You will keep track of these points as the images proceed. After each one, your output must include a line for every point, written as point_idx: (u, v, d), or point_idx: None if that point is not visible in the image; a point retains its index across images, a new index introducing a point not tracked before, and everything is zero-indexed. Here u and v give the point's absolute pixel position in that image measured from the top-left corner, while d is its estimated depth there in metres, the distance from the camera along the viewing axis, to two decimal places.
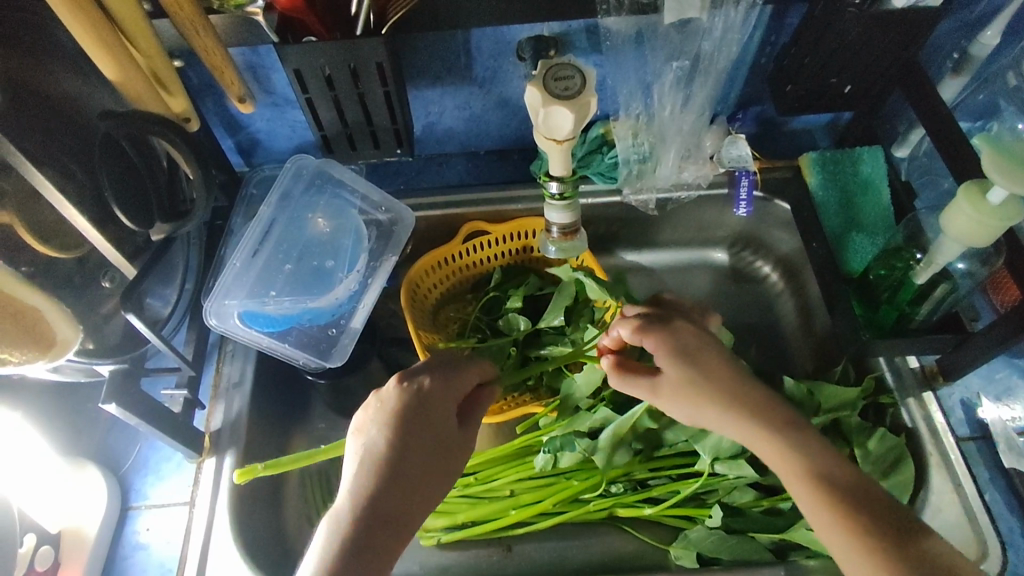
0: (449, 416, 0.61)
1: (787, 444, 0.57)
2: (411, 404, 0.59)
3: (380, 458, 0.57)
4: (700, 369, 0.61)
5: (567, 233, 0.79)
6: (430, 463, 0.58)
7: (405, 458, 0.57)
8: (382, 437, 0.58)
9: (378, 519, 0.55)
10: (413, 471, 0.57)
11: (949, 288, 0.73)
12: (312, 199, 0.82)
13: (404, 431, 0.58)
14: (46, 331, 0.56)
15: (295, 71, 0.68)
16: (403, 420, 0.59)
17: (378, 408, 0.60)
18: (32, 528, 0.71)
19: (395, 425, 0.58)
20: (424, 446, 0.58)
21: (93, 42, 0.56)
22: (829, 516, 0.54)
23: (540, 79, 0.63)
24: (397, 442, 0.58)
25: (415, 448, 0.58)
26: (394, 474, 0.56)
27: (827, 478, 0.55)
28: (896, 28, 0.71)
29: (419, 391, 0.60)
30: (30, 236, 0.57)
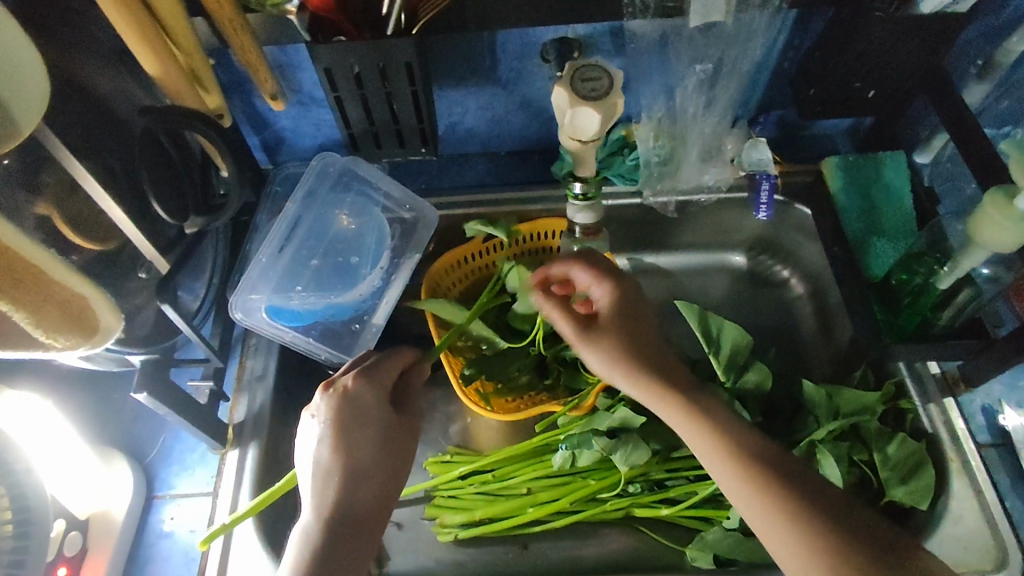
0: (387, 414, 0.65)
1: (721, 438, 0.62)
2: (344, 412, 0.63)
3: (334, 466, 0.61)
4: (628, 326, 0.70)
5: (589, 233, 0.80)
6: (377, 459, 0.62)
7: (355, 464, 0.61)
8: (327, 446, 0.62)
9: (344, 521, 0.59)
10: (364, 471, 0.61)
11: (972, 292, 0.74)
12: (338, 196, 0.83)
13: (345, 437, 0.62)
14: (91, 320, 0.57)
15: (325, 70, 0.69)
16: (341, 425, 0.62)
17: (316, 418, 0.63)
18: (61, 514, 0.72)
19: (336, 432, 0.62)
20: (370, 448, 0.62)
21: (135, 38, 0.57)
22: (762, 505, 0.58)
23: (567, 81, 0.64)
24: (343, 447, 0.62)
25: (363, 452, 0.62)
26: (346, 478, 0.61)
27: (760, 469, 0.59)
28: (924, 34, 0.71)
29: (350, 398, 0.64)
30: (70, 228, 0.58)
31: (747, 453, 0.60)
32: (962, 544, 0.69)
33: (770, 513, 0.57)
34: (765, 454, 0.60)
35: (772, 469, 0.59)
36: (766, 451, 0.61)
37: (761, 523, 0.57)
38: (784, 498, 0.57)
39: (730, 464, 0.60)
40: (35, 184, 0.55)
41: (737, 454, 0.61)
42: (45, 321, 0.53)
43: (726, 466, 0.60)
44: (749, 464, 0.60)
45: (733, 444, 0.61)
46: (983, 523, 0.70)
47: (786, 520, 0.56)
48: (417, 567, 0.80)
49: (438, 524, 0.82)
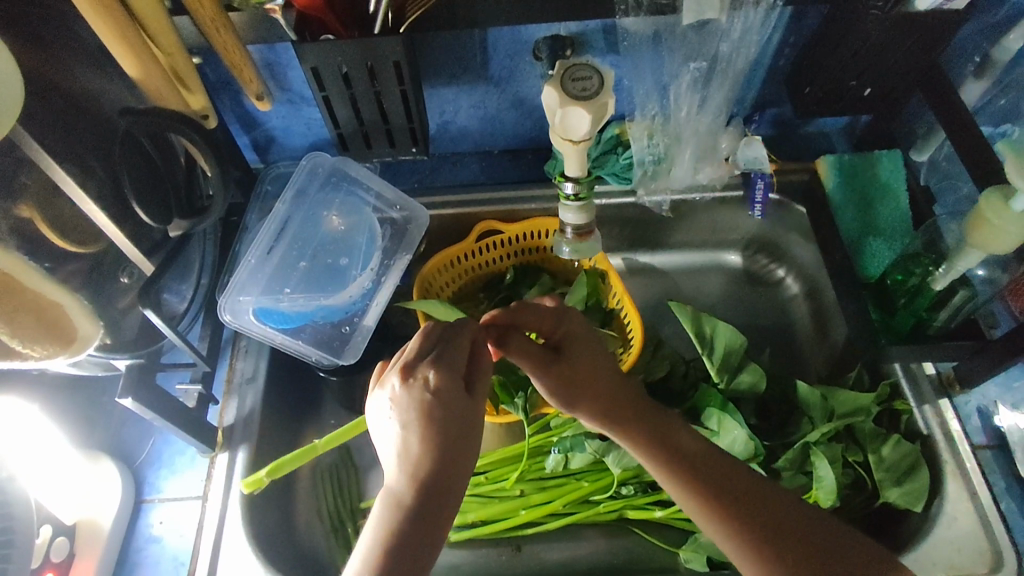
0: (474, 407, 0.52)
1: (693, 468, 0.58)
2: (438, 397, 0.51)
3: (423, 456, 0.50)
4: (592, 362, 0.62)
5: (580, 234, 0.79)
6: (467, 456, 0.51)
7: (450, 455, 0.50)
8: (416, 435, 0.50)
9: (430, 512, 0.49)
10: (458, 466, 0.50)
11: (968, 295, 0.72)
12: (328, 196, 0.82)
13: (442, 427, 0.50)
14: (70, 328, 0.56)
15: (312, 69, 0.68)
16: (437, 416, 0.51)
17: (412, 393, 0.51)
18: (48, 520, 0.71)
19: (431, 422, 0.50)
20: (462, 434, 0.51)
21: (115, 39, 0.56)
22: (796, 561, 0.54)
23: (557, 80, 0.63)
24: (438, 440, 0.50)
25: (457, 439, 0.51)
26: (442, 471, 0.49)
27: (747, 501, 0.56)
28: (918, 31, 0.70)
29: (443, 386, 0.52)
30: (51, 231, 0.58)
31: (733, 485, 0.57)
32: (956, 548, 0.68)
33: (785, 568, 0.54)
34: (750, 485, 0.58)
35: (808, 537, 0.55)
36: (749, 482, 0.58)
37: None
38: (775, 536, 0.55)
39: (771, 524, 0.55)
40: (14, 187, 0.54)
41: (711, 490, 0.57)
42: (20, 330, 0.52)
43: (727, 522, 0.56)
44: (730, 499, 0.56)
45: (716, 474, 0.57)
46: (978, 525, 0.69)
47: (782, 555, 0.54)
48: None
49: None
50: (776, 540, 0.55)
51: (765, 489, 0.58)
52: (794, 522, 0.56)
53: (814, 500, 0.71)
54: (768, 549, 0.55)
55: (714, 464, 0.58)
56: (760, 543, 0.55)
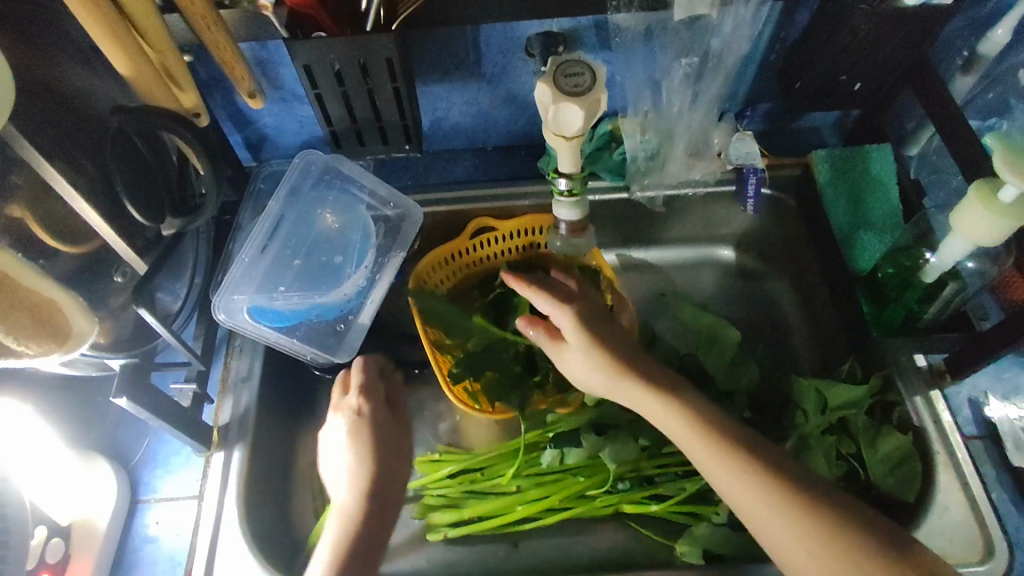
0: (389, 418, 0.78)
1: (680, 419, 0.63)
2: (363, 417, 0.76)
3: (360, 461, 0.73)
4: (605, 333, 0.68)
5: (575, 230, 0.80)
6: (393, 452, 0.75)
7: (383, 452, 0.75)
8: (350, 446, 0.74)
9: (371, 511, 0.69)
10: (387, 463, 0.74)
11: (958, 287, 0.73)
12: (321, 194, 0.82)
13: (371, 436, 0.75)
14: (64, 324, 0.56)
15: (304, 67, 0.68)
16: (364, 430, 0.75)
17: (347, 415, 0.76)
18: (42, 520, 0.72)
19: (361, 435, 0.75)
20: (387, 437, 0.76)
21: (106, 38, 0.56)
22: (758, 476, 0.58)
23: (549, 77, 0.63)
24: (368, 444, 0.74)
25: (385, 442, 0.75)
26: (372, 473, 0.72)
27: (723, 448, 0.60)
28: (907, 26, 0.71)
29: (365, 409, 0.77)
30: (43, 231, 0.57)
31: (714, 433, 0.61)
32: (948, 538, 0.69)
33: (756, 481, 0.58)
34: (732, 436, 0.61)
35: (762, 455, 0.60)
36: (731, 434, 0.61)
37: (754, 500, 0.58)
38: (737, 456, 0.60)
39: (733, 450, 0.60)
40: None
41: (695, 440, 0.62)
42: (15, 328, 0.52)
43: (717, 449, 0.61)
44: (712, 446, 0.61)
45: (700, 425, 0.62)
46: (970, 515, 0.70)
47: (756, 495, 0.58)
48: (406, 566, 0.80)
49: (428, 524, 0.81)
50: (749, 480, 0.58)
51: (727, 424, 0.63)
52: (770, 466, 0.59)
53: None
54: (742, 468, 0.59)
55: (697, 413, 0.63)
56: (731, 461, 0.60)
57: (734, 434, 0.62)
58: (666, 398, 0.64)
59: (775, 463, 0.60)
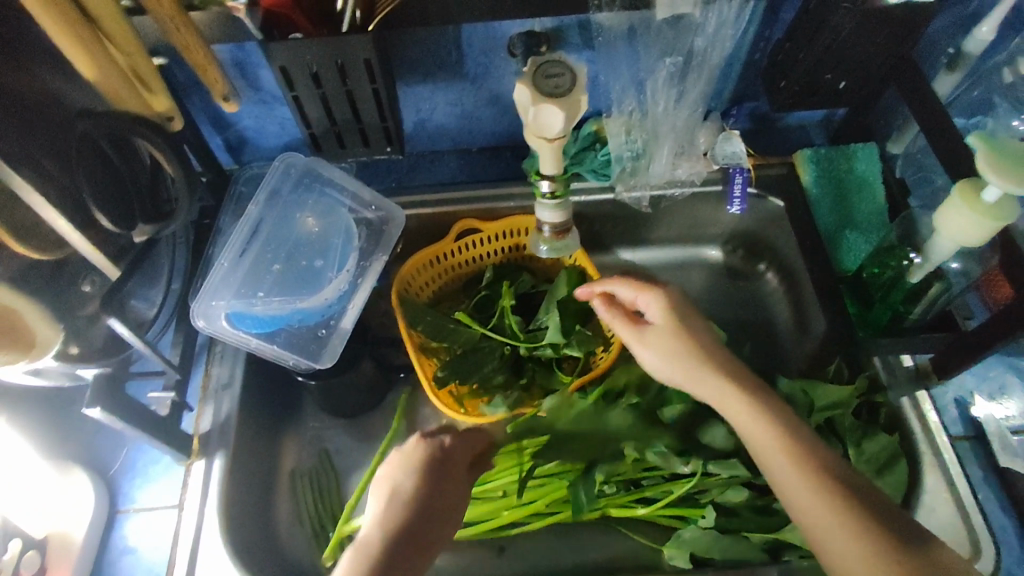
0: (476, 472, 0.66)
1: (748, 410, 0.62)
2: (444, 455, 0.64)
3: (411, 497, 0.61)
4: (691, 321, 0.69)
5: (557, 232, 0.78)
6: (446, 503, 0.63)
7: (434, 496, 0.62)
8: (410, 480, 0.62)
9: (399, 557, 0.57)
10: (436, 509, 0.61)
11: (942, 287, 0.73)
12: (302, 197, 0.81)
13: (431, 477, 0.62)
14: (25, 331, 0.58)
15: (281, 69, 0.66)
16: (426, 468, 0.63)
17: (419, 447, 0.64)
18: (16, 534, 0.72)
19: (423, 474, 0.62)
20: (443, 503, 0.62)
21: (71, 42, 0.55)
22: (822, 492, 0.56)
23: (529, 77, 0.62)
24: (422, 483, 0.62)
25: (442, 504, 0.62)
26: (413, 520, 0.60)
27: (785, 446, 0.59)
28: (889, 24, 0.70)
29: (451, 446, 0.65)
30: (11, 239, 0.56)
31: (778, 431, 0.60)
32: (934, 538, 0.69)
33: (827, 495, 0.56)
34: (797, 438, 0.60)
35: (835, 475, 0.57)
36: (795, 435, 0.60)
37: (813, 515, 0.56)
38: (812, 469, 0.57)
39: (798, 463, 0.58)
40: None
41: (759, 432, 0.61)
42: None
43: (790, 458, 0.58)
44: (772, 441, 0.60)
45: (767, 421, 0.61)
46: (956, 515, 0.70)
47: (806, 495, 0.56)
48: None
49: None
50: (815, 491, 0.56)
51: (800, 432, 0.60)
52: (844, 486, 0.56)
53: None
54: (816, 481, 0.57)
55: (771, 412, 0.62)
56: (805, 470, 0.57)
57: (797, 437, 0.60)
58: (738, 388, 0.64)
59: (834, 471, 0.57)
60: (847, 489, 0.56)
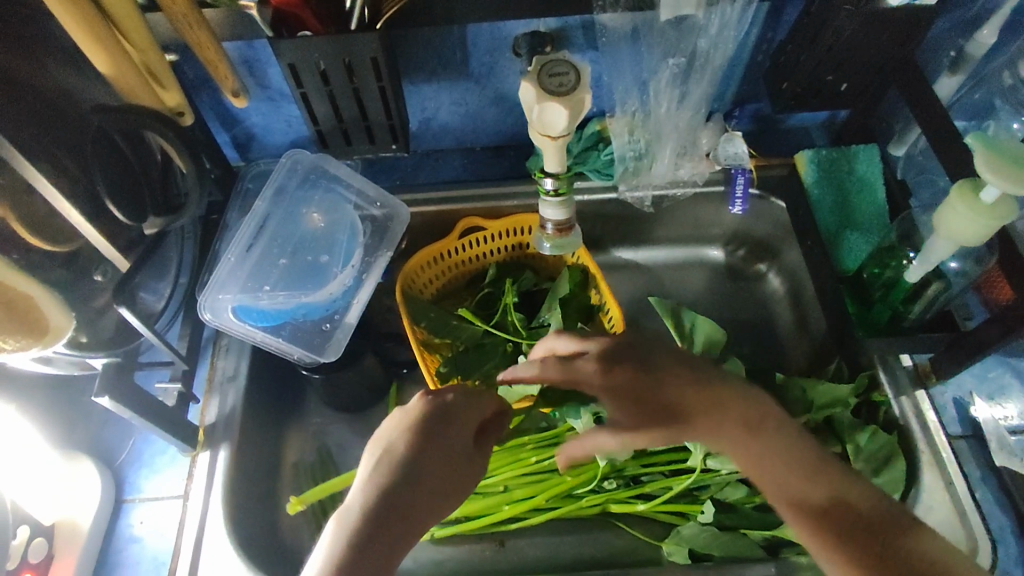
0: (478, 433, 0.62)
1: (742, 416, 0.59)
2: (439, 413, 0.61)
3: (401, 453, 0.58)
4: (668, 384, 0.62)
5: (561, 229, 0.79)
6: (446, 463, 0.59)
7: (431, 454, 0.59)
8: (402, 438, 0.59)
9: (387, 518, 0.55)
10: (433, 468, 0.58)
11: (942, 286, 0.73)
12: (308, 193, 0.82)
13: (423, 437, 0.59)
14: (41, 320, 0.56)
15: (289, 66, 0.67)
16: (421, 428, 0.60)
17: (417, 404, 0.62)
18: (25, 521, 0.71)
19: (416, 434, 0.59)
20: (441, 464, 0.59)
21: (87, 37, 0.56)
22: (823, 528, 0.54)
23: (534, 76, 0.63)
24: (414, 441, 0.59)
25: (443, 468, 0.59)
26: (404, 477, 0.57)
27: (784, 461, 0.57)
28: (891, 26, 0.71)
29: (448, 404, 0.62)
30: (24, 230, 0.57)
31: (782, 446, 0.57)
32: None
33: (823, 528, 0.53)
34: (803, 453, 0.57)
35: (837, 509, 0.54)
36: (798, 449, 0.57)
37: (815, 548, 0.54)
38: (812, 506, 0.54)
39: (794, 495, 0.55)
40: None
41: (761, 442, 0.58)
42: None
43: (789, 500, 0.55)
44: (770, 455, 0.57)
45: (771, 433, 0.58)
46: (954, 513, 0.70)
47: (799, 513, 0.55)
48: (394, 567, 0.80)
49: None
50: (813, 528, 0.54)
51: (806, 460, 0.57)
52: (842, 519, 0.54)
53: None
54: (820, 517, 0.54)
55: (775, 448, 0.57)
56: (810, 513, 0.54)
57: (798, 452, 0.57)
58: (734, 403, 0.60)
59: (836, 486, 0.56)
60: (843, 500, 0.55)
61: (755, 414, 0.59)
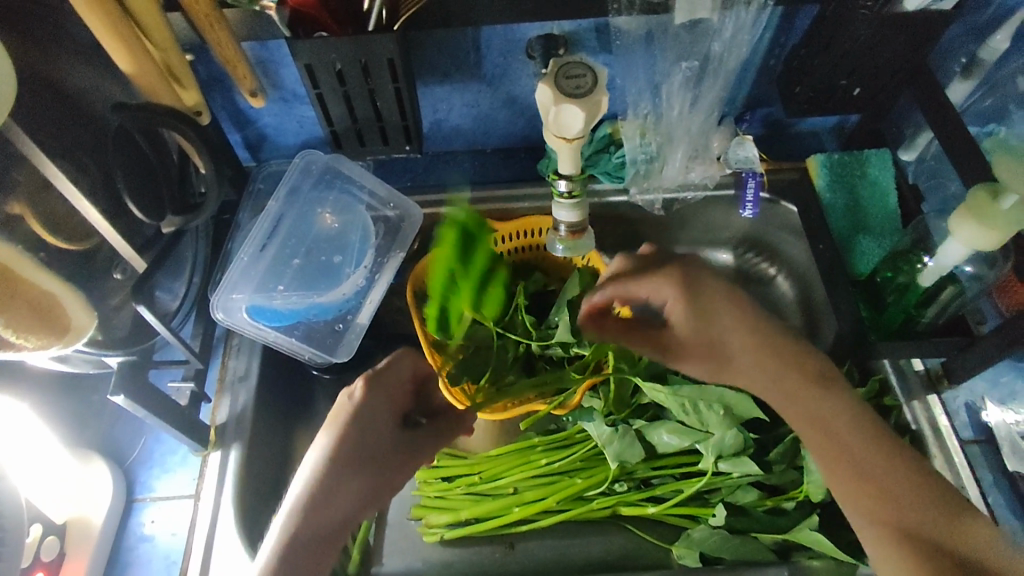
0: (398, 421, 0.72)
1: (842, 437, 0.59)
2: (365, 405, 0.69)
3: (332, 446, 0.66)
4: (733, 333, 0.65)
5: (574, 232, 0.79)
6: (377, 447, 0.68)
7: (361, 443, 0.67)
8: (329, 433, 0.67)
9: (328, 502, 0.63)
10: (364, 452, 0.67)
11: (956, 290, 0.74)
12: (321, 194, 0.82)
13: (350, 426, 0.68)
14: (64, 318, 0.56)
15: (306, 67, 0.68)
16: (348, 418, 0.68)
17: (341, 398, 0.70)
18: (38, 519, 0.70)
19: (344, 424, 0.68)
20: (372, 447, 0.68)
21: (110, 36, 0.56)
22: (875, 513, 0.55)
23: (551, 78, 0.63)
24: (343, 433, 0.67)
25: (363, 455, 0.67)
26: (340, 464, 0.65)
27: (862, 449, 0.58)
28: (906, 31, 0.71)
29: (370, 397, 0.70)
30: (44, 227, 0.58)
31: (858, 441, 0.58)
32: None
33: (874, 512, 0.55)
34: (892, 473, 0.57)
35: (879, 493, 0.56)
36: (889, 468, 0.57)
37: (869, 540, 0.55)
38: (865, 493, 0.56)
39: (846, 473, 0.57)
40: (6, 182, 0.54)
41: (846, 455, 0.58)
42: (18, 321, 0.52)
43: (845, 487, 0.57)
44: (864, 468, 0.57)
45: (831, 412, 0.60)
46: None
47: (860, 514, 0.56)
48: (403, 568, 0.80)
49: (425, 524, 0.81)
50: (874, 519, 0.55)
51: (852, 434, 0.59)
52: (900, 509, 0.55)
53: (803, 496, 0.73)
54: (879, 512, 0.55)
55: (821, 420, 0.60)
56: (863, 500, 0.56)
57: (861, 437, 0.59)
58: (799, 391, 0.61)
59: (903, 506, 0.55)
60: (894, 511, 0.55)
61: (841, 431, 0.59)
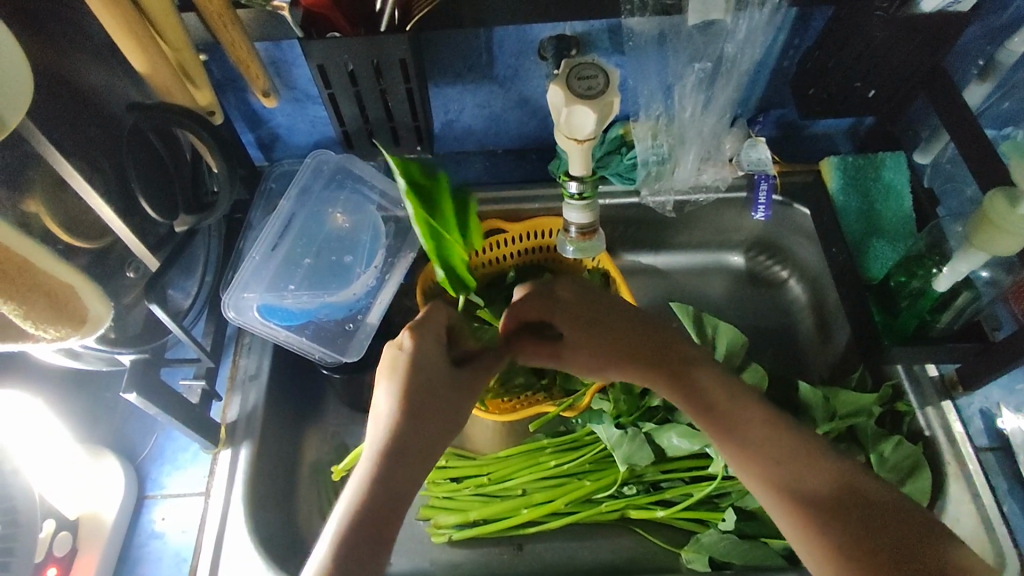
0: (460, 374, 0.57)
1: (745, 417, 0.56)
2: (423, 354, 0.56)
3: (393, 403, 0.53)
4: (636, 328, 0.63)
5: (584, 233, 0.79)
6: (445, 400, 0.55)
7: (429, 392, 0.54)
8: (387, 389, 0.55)
9: (405, 459, 0.50)
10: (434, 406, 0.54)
11: (971, 295, 0.73)
12: (332, 193, 0.83)
13: (414, 375, 0.55)
14: (81, 309, 0.57)
15: (318, 67, 0.68)
16: (411, 367, 0.55)
17: (391, 349, 0.57)
18: (51, 514, 0.72)
19: (409, 373, 0.55)
20: (438, 400, 0.54)
21: (125, 35, 0.57)
22: (785, 489, 0.53)
23: (563, 78, 0.63)
24: (405, 385, 0.54)
25: (434, 407, 0.54)
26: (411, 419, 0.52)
27: (765, 427, 0.56)
28: (923, 33, 0.70)
29: (425, 349, 0.57)
30: (59, 226, 0.58)
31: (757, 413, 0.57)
32: None
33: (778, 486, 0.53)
34: (803, 447, 0.55)
35: (789, 465, 0.54)
36: (793, 439, 0.55)
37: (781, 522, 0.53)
38: (769, 463, 0.54)
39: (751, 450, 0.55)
40: (23, 181, 0.55)
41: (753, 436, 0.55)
42: (35, 313, 0.53)
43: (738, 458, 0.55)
44: (772, 453, 0.54)
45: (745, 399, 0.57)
46: (980, 526, 0.69)
47: (773, 491, 0.53)
48: (410, 569, 0.80)
49: (432, 525, 0.81)
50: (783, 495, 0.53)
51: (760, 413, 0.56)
52: (803, 483, 0.53)
53: None
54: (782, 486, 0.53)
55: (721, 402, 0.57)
56: (767, 471, 0.54)
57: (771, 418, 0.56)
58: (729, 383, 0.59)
59: (843, 475, 0.53)
60: (799, 477, 0.53)
61: (744, 415, 0.56)
